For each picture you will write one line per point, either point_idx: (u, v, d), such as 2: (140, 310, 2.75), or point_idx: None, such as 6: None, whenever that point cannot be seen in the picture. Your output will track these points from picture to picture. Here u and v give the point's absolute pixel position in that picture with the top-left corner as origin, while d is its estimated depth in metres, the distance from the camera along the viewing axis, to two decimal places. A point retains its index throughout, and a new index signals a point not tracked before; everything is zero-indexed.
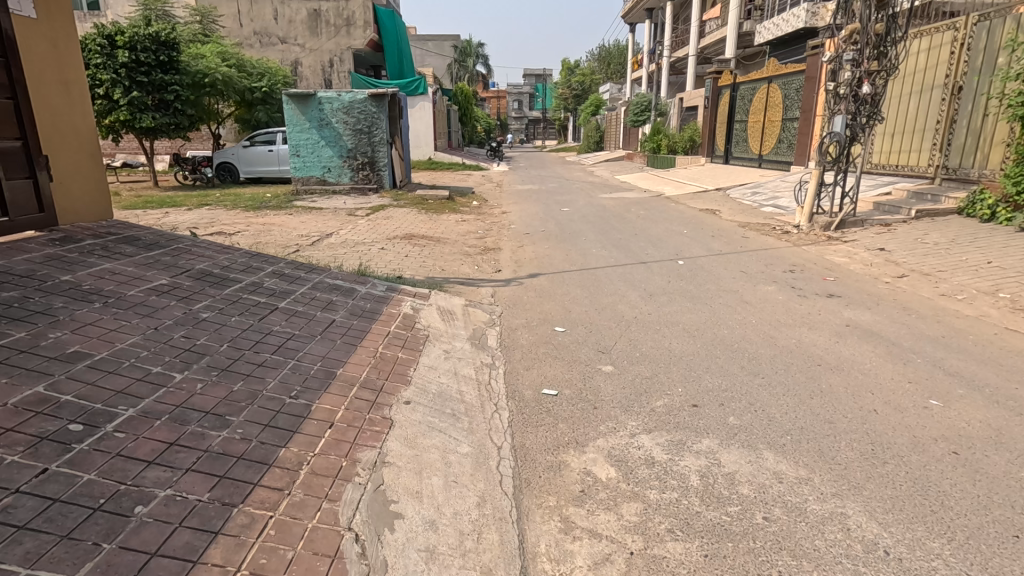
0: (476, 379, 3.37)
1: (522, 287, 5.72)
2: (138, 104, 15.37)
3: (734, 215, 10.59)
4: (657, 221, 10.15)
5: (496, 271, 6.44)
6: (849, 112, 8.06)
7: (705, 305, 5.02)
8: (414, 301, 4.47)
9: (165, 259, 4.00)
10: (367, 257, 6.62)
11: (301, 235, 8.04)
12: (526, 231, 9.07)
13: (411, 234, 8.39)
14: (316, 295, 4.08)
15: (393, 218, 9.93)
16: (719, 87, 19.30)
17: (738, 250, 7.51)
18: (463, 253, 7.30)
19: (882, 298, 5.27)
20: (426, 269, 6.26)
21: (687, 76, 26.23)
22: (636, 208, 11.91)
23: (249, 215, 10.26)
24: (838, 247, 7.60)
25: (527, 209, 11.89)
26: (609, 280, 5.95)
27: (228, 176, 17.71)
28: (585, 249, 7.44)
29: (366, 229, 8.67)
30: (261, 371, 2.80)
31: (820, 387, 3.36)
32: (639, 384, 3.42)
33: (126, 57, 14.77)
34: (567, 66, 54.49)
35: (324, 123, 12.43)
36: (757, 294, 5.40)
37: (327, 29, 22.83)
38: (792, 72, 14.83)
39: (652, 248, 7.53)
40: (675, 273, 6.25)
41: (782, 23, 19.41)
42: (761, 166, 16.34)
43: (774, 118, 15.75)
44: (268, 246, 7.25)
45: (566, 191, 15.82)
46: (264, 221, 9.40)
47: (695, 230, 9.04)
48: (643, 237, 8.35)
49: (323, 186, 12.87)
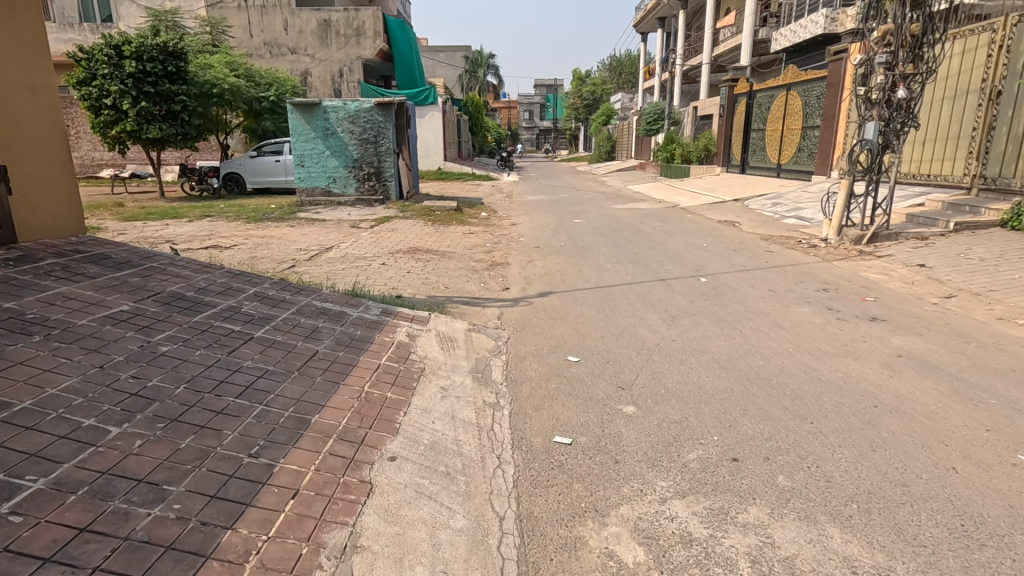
0: (476, 424, 2.90)
1: (532, 308, 5.25)
2: (145, 115, 15.18)
3: (755, 227, 10.07)
4: (674, 233, 9.65)
5: (503, 288, 5.98)
6: (882, 118, 7.54)
7: (734, 330, 4.52)
8: (412, 326, 4.03)
9: (133, 280, 3.60)
10: (365, 274, 6.20)
11: (300, 248, 7.66)
12: (536, 244, 8.61)
13: (415, 247, 7.97)
14: (301, 321, 3.64)
15: (398, 231, 9.53)
16: (734, 95, 18.83)
17: (763, 266, 7.00)
18: (469, 269, 6.86)
19: (932, 322, 4.73)
20: (429, 287, 5.83)
21: (700, 84, 25.79)
22: (651, 219, 11.41)
23: (250, 227, 9.93)
24: (872, 263, 7.05)
25: (538, 221, 11.46)
26: (626, 300, 5.46)
27: (234, 186, 17.51)
28: (599, 265, 6.96)
29: (368, 242, 8.27)
30: (218, 421, 2.35)
31: (881, 436, 2.84)
32: (667, 431, 2.92)
33: (133, 67, 14.59)
34: (578, 75, 54.23)
35: (329, 133, 12.12)
36: (791, 317, 4.88)
37: (337, 39, 22.72)
38: (812, 79, 14.32)
39: (670, 263, 7.03)
40: (698, 292, 5.74)
41: (800, 29, 18.93)
42: (780, 175, 15.80)
43: (793, 126, 15.23)
44: (264, 260, 6.87)
45: (578, 201, 15.35)
46: (264, 234, 9.05)
47: (716, 244, 8.52)
48: (661, 252, 7.86)
49: (328, 197, 12.52)
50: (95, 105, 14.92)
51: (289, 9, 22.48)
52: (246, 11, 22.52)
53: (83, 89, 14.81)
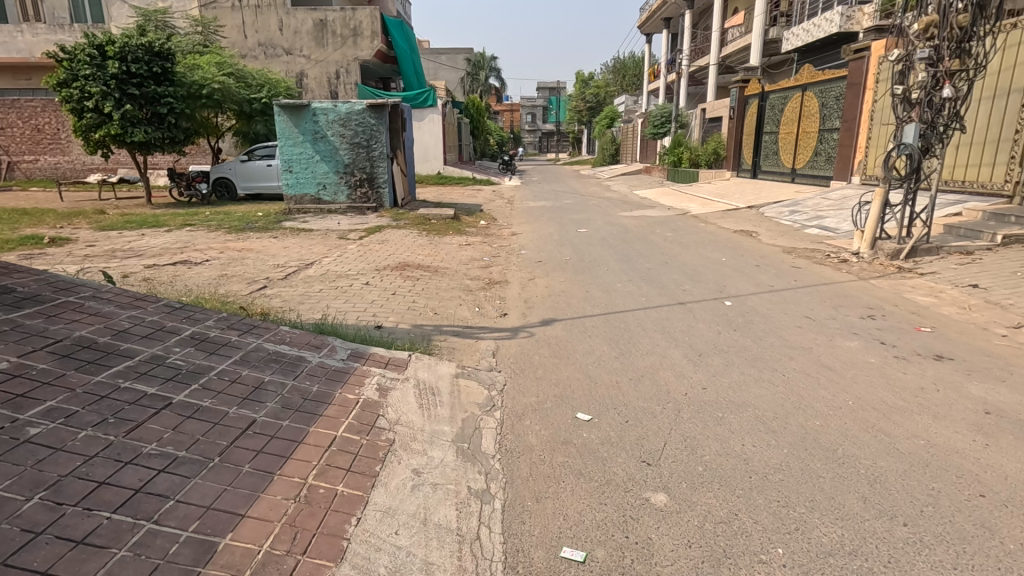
0: (456, 532, 2.16)
1: (533, 340, 4.52)
2: (129, 118, 14.54)
3: (774, 238, 9.32)
4: (688, 246, 8.89)
5: (500, 314, 5.24)
6: (923, 120, 6.82)
7: (776, 373, 3.77)
8: (385, 376, 3.28)
9: (30, 322, 2.87)
10: (345, 297, 5.48)
11: (277, 264, 6.95)
12: (539, 258, 7.85)
13: (405, 262, 7.24)
14: (243, 374, 2.89)
15: (388, 242, 8.81)
16: (745, 97, 18.13)
17: (792, 285, 6.25)
18: (464, 288, 6.14)
19: (1009, 361, 3.97)
20: (416, 313, 5.10)
21: (708, 86, 25.02)
22: (661, 229, 10.67)
23: (230, 238, 9.23)
24: (915, 282, 6.30)
25: (540, 230, 10.71)
26: (641, 330, 4.72)
27: (225, 192, 16.84)
28: (610, 285, 6.21)
29: (354, 257, 7.56)
30: (73, 559, 1.61)
31: (1007, 551, 2.08)
32: (715, 539, 2.17)
33: (116, 68, 13.94)
34: (581, 78, 53.39)
35: (319, 137, 11.43)
36: (841, 356, 4.11)
37: (334, 40, 22.11)
38: (829, 79, 13.58)
39: (688, 282, 6.30)
40: (724, 319, 5.00)
41: (813, 28, 18.19)
42: (795, 181, 15.07)
43: (809, 128, 14.50)
44: (233, 279, 6.15)
45: (582, 208, 14.61)
46: (244, 246, 8.35)
47: (736, 258, 7.76)
48: (677, 268, 7.11)
49: (317, 205, 11.82)
50: (77, 107, 14.26)
51: (284, 8, 21.86)
52: (240, 11, 21.90)
53: (63, 90, 14.13)
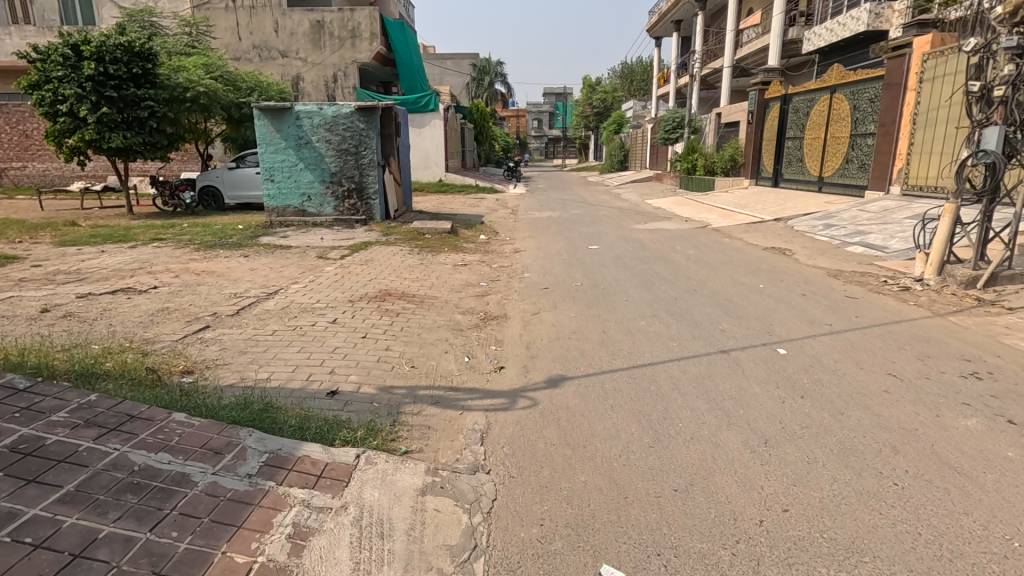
0: None
1: (536, 413, 3.39)
2: (107, 122, 13.59)
3: (813, 258, 8.17)
4: (715, 267, 7.75)
5: (497, 367, 4.14)
6: (1008, 122, 5.68)
7: (884, 482, 2.62)
8: (308, 508, 2.15)
9: None
10: (302, 343, 4.39)
11: (235, 294, 5.88)
12: (545, 284, 6.74)
13: (387, 289, 6.15)
14: (63, 528, 1.80)
15: (372, 263, 7.74)
16: (765, 100, 17.04)
17: (855, 324, 5.09)
18: (454, 327, 5.06)
19: None
20: (389, 367, 4.01)
21: (722, 90, 23.90)
22: (682, 245, 9.54)
23: (197, 256, 8.19)
24: (1007, 319, 5.13)
25: (546, 246, 9.60)
26: (678, 396, 3.59)
27: (211, 202, 15.89)
28: (631, 323, 5.09)
29: (329, 283, 6.50)
30: None
31: None
32: None
33: (92, 69, 12.99)
34: (589, 82, 52.25)
35: (302, 143, 10.41)
36: (964, 446, 2.95)
37: (331, 42, 21.22)
38: (862, 79, 12.46)
39: (725, 320, 5.17)
40: (786, 377, 3.87)
41: (837, 27, 17.10)
42: (822, 190, 13.96)
43: (838, 133, 13.39)
44: (175, 314, 5.11)
45: (592, 219, 13.52)
46: (207, 267, 7.29)
47: (776, 285, 6.61)
48: (708, 299, 5.98)
49: (301, 217, 10.75)
50: (51, 111, 13.35)
51: (280, 9, 21.02)
52: (234, 12, 21.05)
53: (35, 92, 13.23)
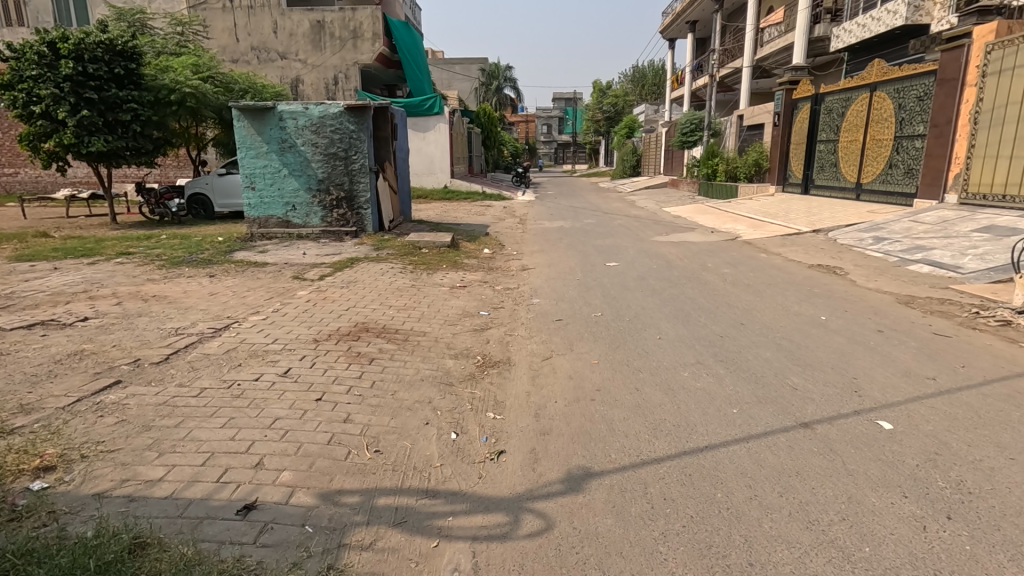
0: None
1: (549, 547, 2.23)
2: (87, 126, 12.55)
3: (872, 279, 6.96)
4: (758, 291, 6.56)
5: (493, 451, 2.99)
6: None
7: None
8: None
9: None
10: (231, 410, 3.26)
11: (176, 330, 4.77)
12: (558, 314, 5.60)
13: (364, 324, 5.02)
14: None
15: (355, 285, 6.60)
16: (792, 100, 15.85)
17: (966, 377, 3.87)
18: (443, 380, 3.92)
19: None
20: (342, 455, 2.86)
21: (742, 91, 22.67)
22: (713, 262, 8.35)
23: (155, 276, 7.10)
24: None
25: (557, 262, 8.45)
26: (761, 515, 2.39)
27: (200, 210, 14.93)
28: (670, 377, 3.92)
29: (297, 312, 5.39)
30: None
31: None
32: None
33: (69, 68, 11.96)
34: (600, 86, 51.04)
35: (286, 146, 9.37)
36: None
37: (332, 43, 20.31)
38: (907, 76, 11.25)
39: (793, 372, 3.98)
40: (910, 477, 2.67)
41: (871, 22, 15.85)
42: (861, 197, 12.74)
43: (879, 135, 12.18)
44: (88, 362, 3.99)
45: (607, 230, 12.37)
46: (161, 291, 6.20)
47: (842, 317, 5.41)
48: (761, 338, 4.80)
49: (285, 228, 9.68)
50: (25, 113, 12.34)
51: (278, 9, 20.16)
52: (232, 12, 20.21)
53: (9, 93, 12.25)
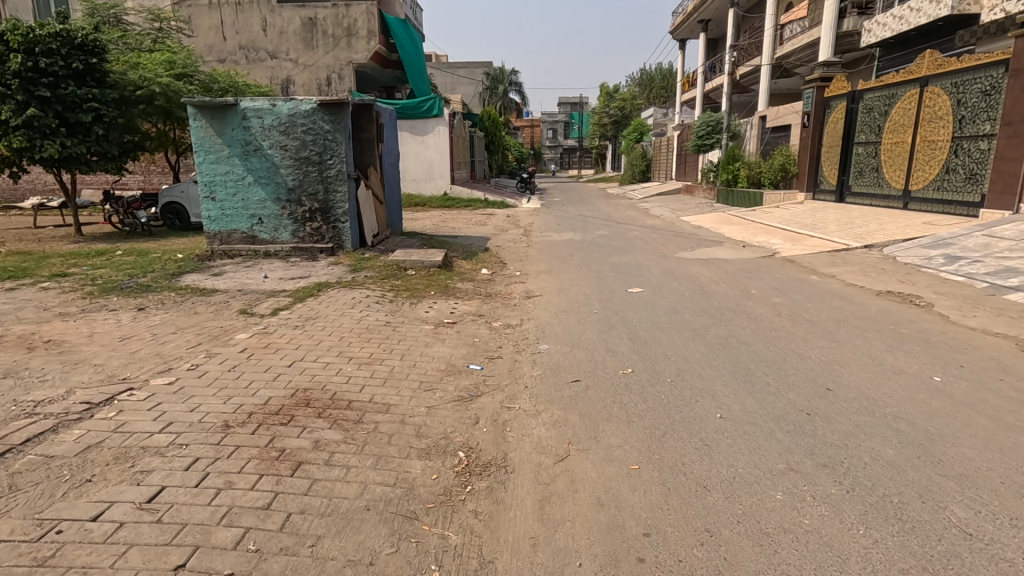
0: None
1: None
2: (40, 127, 11.16)
3: (968, 313, 5.51)
4: (828, 331, 5.12)
5: None
6: None
7: None
8: None
9: None
10: None
11: (32, 406, 3.34)
12: (573, 370, 4.17)
13: (307, 394, 3.61)
14: None
15: (315, 323, 5.20)
16: (824, 99, 14.42)
17: None
18: (398, 510, 2.49)
19: None
20: None
21: (761, 91, 21.23)
22: (757, 288, 6.89)
23: (71, 309, 5.73)
24: None
25: (569, 287, 7.05)
26: None
27: (175, 220, 13.58)
28: (758, 506, 2.47)
29: (222, 370, 3.98)
30: None
31: None
32: None
33: (17, 63, 10.62)
34: (606, 88, 49.66)
35: (250, 150, 8.03)
36: None
37: (324, 40, 19.04)
38: (970, 67, 9.81)
39: (949, 497, 2.53)
40: None
41: (909, 13, 14.41)
42: (910, 206, 11.28)
43: (932, 136, 10.74)
44: None
45: (623, 243, 10.97)
46: (60, 336, 4.80)
47: (962, 378, 3.95)
48: (867, 416, 3.36)
49: (250, 245, 8.32)
50: None
51: (268, 5, 18.92)
52: (218, 9, 19.01)
53: None
